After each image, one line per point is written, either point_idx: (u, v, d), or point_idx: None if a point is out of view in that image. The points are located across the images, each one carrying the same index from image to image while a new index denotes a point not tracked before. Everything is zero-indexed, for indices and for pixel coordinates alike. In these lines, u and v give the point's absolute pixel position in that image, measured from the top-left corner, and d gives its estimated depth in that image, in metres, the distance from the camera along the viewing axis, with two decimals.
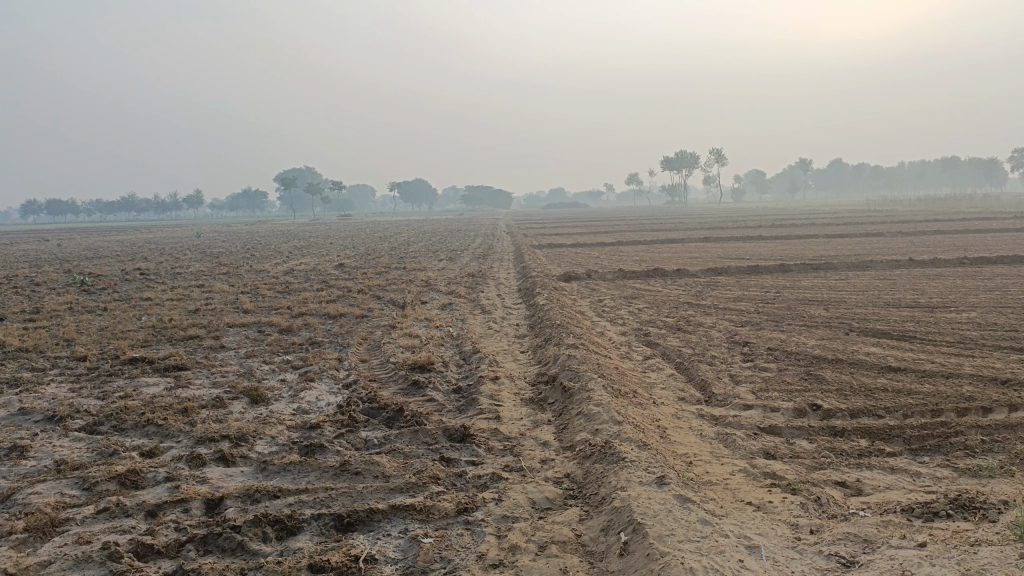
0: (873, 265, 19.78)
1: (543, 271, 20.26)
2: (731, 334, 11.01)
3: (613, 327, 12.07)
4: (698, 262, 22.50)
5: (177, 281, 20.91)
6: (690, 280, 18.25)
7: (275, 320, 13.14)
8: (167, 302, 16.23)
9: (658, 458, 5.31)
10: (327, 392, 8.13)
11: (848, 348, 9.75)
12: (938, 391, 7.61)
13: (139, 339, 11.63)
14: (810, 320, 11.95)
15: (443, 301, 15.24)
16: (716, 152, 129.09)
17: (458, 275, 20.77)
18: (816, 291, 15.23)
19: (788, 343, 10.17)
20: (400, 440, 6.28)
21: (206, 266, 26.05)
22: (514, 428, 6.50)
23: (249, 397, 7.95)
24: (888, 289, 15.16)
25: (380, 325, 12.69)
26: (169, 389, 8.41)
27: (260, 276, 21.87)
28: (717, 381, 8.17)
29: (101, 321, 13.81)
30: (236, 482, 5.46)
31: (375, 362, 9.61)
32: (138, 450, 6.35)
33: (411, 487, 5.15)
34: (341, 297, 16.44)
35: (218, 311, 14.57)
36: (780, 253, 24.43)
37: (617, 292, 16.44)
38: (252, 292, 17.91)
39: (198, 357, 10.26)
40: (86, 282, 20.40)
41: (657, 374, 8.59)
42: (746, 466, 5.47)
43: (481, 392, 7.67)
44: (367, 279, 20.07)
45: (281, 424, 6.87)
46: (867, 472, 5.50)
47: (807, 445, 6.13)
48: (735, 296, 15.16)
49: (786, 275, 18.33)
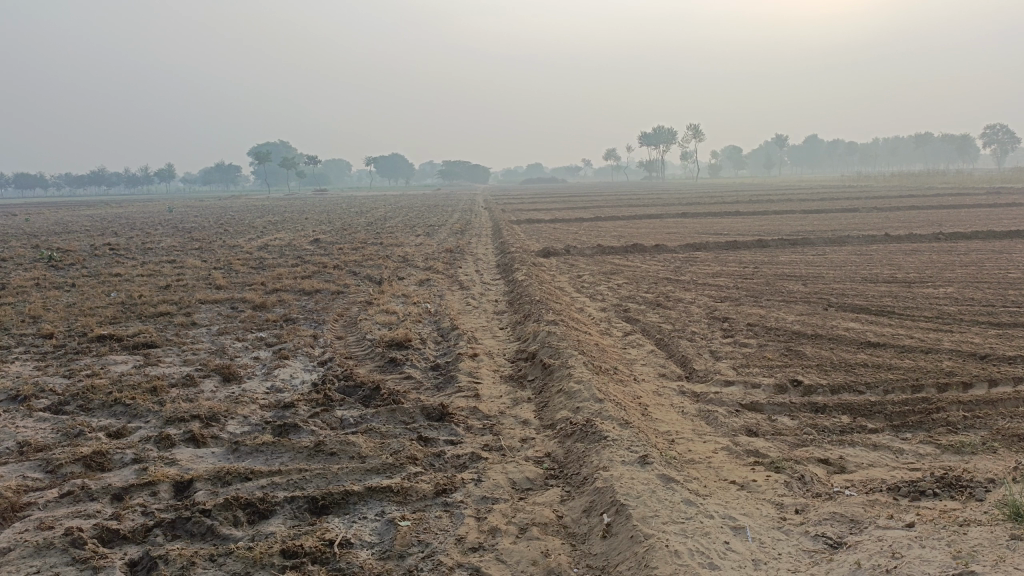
0: (850, 241, 19.83)
1: (522, 247, 20.10)
2: (711, 310, 10.95)
3: (592, 302, 11.97)
4: (676, 238, 22.44)
5: (148, 257, 20.49)
6: (669, 255, 18.18)
7: (248, 297, 12.88)
8: (137, 278, 15.88)
9: (640, 436, 5.21)
10: (302, 370, 7.95)
11: (828, 324, 9.72)
12: (918, 366, 7.60)
13: (107, 316, 11.33)
14: (790, 295, 11.92)
15: (421, 277, 15.04)
16: (694, 129, 129.32)
17: (436, 251, 20.54)
18: (795, 266, 15.23)
19: (768, 319, 10.13)
20: (376, 419, 6.12)
21: (178, 241, 25.57)
22: (493, 406, 6.37)
23: (221, 375, 7.74)
24: (865, 264, 15.20)
25: (356, 301, 12.49)
26: (137, 367, 8.17)
27: (233, 251, 21.48)
28: (698, 357, 8.10)
29: (69, 297, 13.45)
30: (207, 464, 5.28)
31: (351, 340, 9.42)
32: (104, 431, 6.14)
33: (388, 468, 5.00)
34: (317, 273, 16.18)
35: (190, 287, 14.26)
36: (758, 228, 24.44)
37: (596, 267, 16.33)
38: (226, 267, 17.57)
39: (168, 334, 10.01)
40: (53, 257, 19.88)
41: (637, 351, 8.50)
42: (729, 444, 5.40)
43: (460, 369, 7.52)
44: (344, 254, 19.80)
45: (254, 403, 6.68)
46: (850, 449, 5.45)
47: (789, 422, 6.07)
48: (715, 271, 15.12)
49: (764, 250, 18.32)
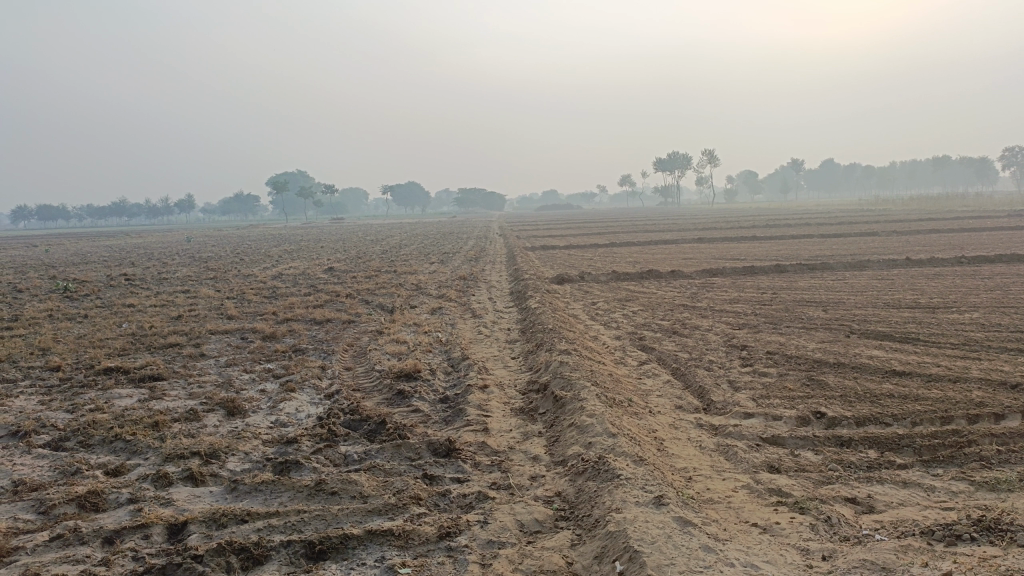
0: (870, 265, 19.48)
1: (536, 274, 19.92)
2: (729, 338, 10.67)
3: (607, 331, 11.72)
4: (692, 263, 22.20)
5: (163, 287, 20.48)
6: (685, 282, 17.92)
7: (258, 327, 12.75)
8: (149, 309, 15.83)
9: (655, 474, 4.96)
10: (307, 403, 7.75)
11: (850, 352, 9.42)
12: (947, 397, 7.28)
13: (116, 348, 11.23)
14: (809, 322, 11.62)
15: (433, 306, 14.88)
16: (710, 153, 129.22)
17: (449, 279, 20.41)
18: (814, 292, 14.91)
19: (787, 347, 9.83)
20: (381, 455, 5.90)
21: (193, 271, 25.65)
22: (502, 441, 6.14)
23: (225, 409, 7.56)
24: (887, 289, 14.86)
25: (367, 330, 12.32)
26: (141, 401, 8.01)
27: (247, 281, 21.46)
28: (716, 387, 7.82)
29: (80, 329, 13.40)
30: (204, 505, 5.08)
31: (360, 371, 9.23)
32: (102, 469, 5.96)
33: (390, 509, 4.78)
34: (329, 302, 16.07)
35: (201, 318, 14.18)
36: (775, 253, 24.11)
37: (611, 295, 16.09)
38: (238, 297, 17.50)
39: (176, 366, 9.88)
40: (69, 288, 19.93)
41: (653, 381, 8.24)
42: (749, 481, 5.13)
43: (469, 402, 7.30)
44: (357, 283, 19.70)
45: (256, 438, 6.49)
46: (879, 487, 5.16)
47: (813, 457, 5.78)
48: (732, 298, 14.84)
49: (782, 276, 18.01)
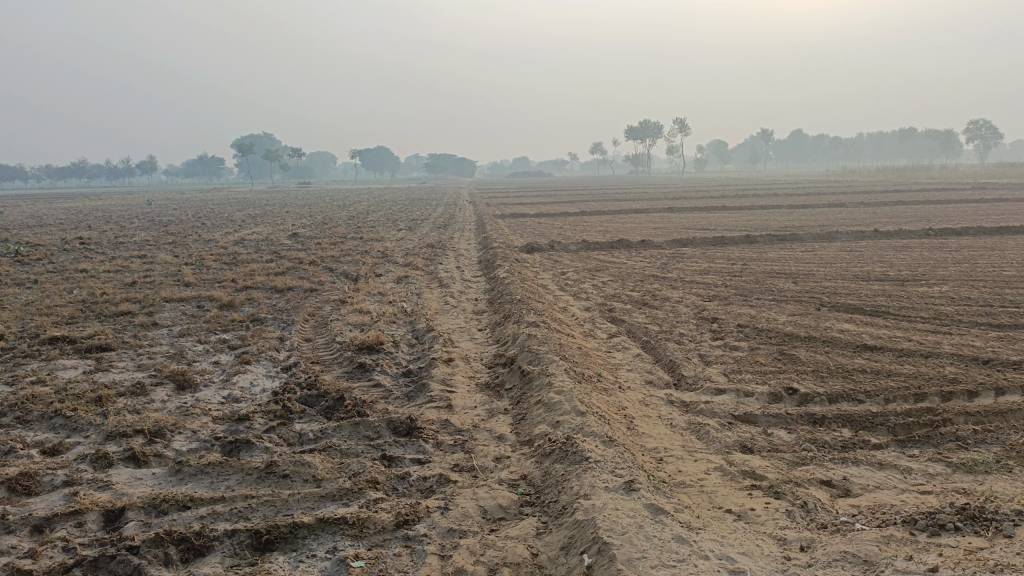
0: (840, 237, 19.44)
1: (505, 242, 19.56)
2: (700, 310, 10.48)
3: (576, 302, 11.46)
4: (663, 233, 22.01)
5: (119, 252, 19.76)
6: (655, 251, 17.74)
7: (216, 295, 12.26)
8: (102, 275, 15.21)
9: (625, 456, 4.72)
10: (263, 377, 7.40)
11: (821, 325, 9.28)
12: (920, 373, 7.16)
13: (64, 316, 10.70)
14: (780, 294, 11.48)
15: (399, 274, 14.49)
16: (680, 123, 129.06)
17: (417, 246, 19.98)
18: (785, 263, 14.80)
19: (759, 320, 9.67)
20: (338, 434, 5.60)
21: (152, 235, 24.87)
22: (466, 419, 5.87)
23: (174, 383, 7.17)
24: (856, 262, 14.80)
25: (329, 299, 11.93)
26: (86, 373, 7.59)
27: (208, 246, 20.78)
28: (687, 362, 7.62)
29: (28, 295, 12.79)
30: (145, 490, 4.74)
31: (320, 343, 8.86)
32: (38, 448, 5.57)
33: (345, 494, 4.49)
34: (292, 269, 15.58)
35: (157, 284, 13.63)
36: (745, 224, 24.00)
37: (581, 264, 15.84)
38: (197, 263, 16.91)
39: (126, 335, 9.41)
40: (19, 252, 19.11)
41: (623, 355, 8.01)
42: (723, 463, 4.92)
43: (433, 377, 7.01)
44: (321, 250, 19.14)
45: (205, 416, 6.13)
46: (854, 469, 5.00)
47: (786, 436, 5.60)
48: (702, 268, 14.67)
49: (752, 247, 17.90)
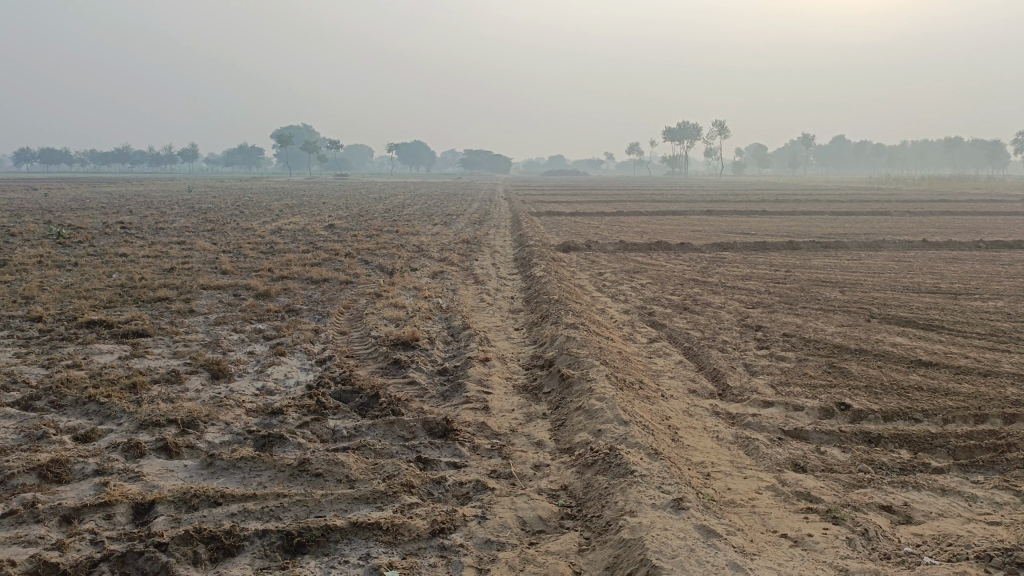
0: (886, 246, 18.90)
1: (541, 240, 19.35)
2: (743, 317, 10.17)
3: (615, 304, 11.21)
4: (702, 236, 21.62)
5: (158, 237, 19.93)
6: (694, 255, 17.40)
7: (252, 284, 12.23)
8: (142, 260, 15.31)
9: (673, 471, 4.49)
10: (298, 369, 7.29)
11: (871, 338, 8.93)
12: (979, 393, 6.81)
13: (103, 300, 10.73)
14: (827, 303, 11.12)
15: (434, 269, 14.38)
16: (719, 124, 127.56)
17: (452, 241, 19.88)
18: (830, 271, 14.39)
19: (805, 330, 9.34)
20: (372, 433, 5.45)
21: (191, 221, 25.10)
22: (503, 423, 5.68)
23: (208, 373, 7.09)
24: (905, 272, 14.33)
25: (365, 292, 11.83)
26: (122, 359, 7.55)
27: (245, 235, 20.88)
28: (732, 371, 7.35)
29: (68, 277, 12.90)
30: (175, 483, 4.63)
31: (355, 336, 8.74)
32: (71, 434, 5.51)
33: (380, 497, 4.33)
34: (327, 261, 15.54)
35: (194, 271, 13.67)
36: (786, 229, 23.51)
37: (619, 265, 15.57)
38: (234, 251, 16.97)
39: (162, 321, 9.39)
40: (62, 234, 19.36)
41: (664, 361, 7.76)
42: (774, 482, 4.67)
43: (469, 376, 6.83)
44: (357, 242, 19.10)
45: (238, 408, 6.02)
46: (914, 495, 4.72)
47: (840, 456, 5.32)
48: (744, 273, 14.31)
49: (795, 253, 17.46)
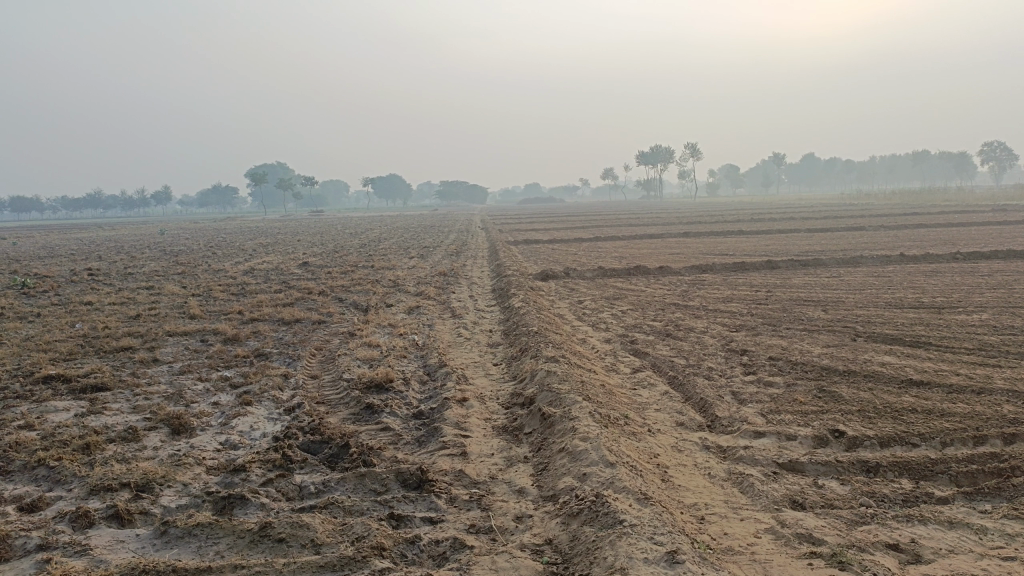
0: (864, 262, 18.83)
1: (519, 270, 19.10)
2: (727, 341, 9.93)
3: (596, 333, 10.93)
4: (681, 259, 21.52)
5: (126, 283, 19.44)
6: (674, 278, 17.23)
7: (221, 328, 11.81)
8: (107, 307, 14.83)
9: (665, 517, 4.17)
10: (264, 420, 6.90)
11: (860, 358, 8.70)
12: (975, 412, 6.57)
13: (63, 352, 10.26)
14: (811, 323, 10.92)
15: (410, 304, 14.03)
16: (692, 147, 129.06)
17: (429, 274, 19.57)
18: (811, 290, 14.24)
19: (791, 352, 9.10)
20: (341, 488, 5.08)
21: (161, 265, 24.61)
22: (482, 469, 5.33)
23: (169, 428, 6.68)
24: (886, 288, 14.21)
25: (338, 332, 11.46)
26: (77, 417, 7.12)
27: (216, 276, 20.41)
28: (720, 400, 7.06)
29: (29, 329, 12.40)
30: (124, 556, 4.22)
31: (327, 380, 8.36)
32: (14, 504, 5.08)
33: (348, 563, 3.96)
34: (300, 300, 15.15)
35: (162, 318, 13.22)
36: (764, 248, 23.47)
37: (598, 292, 15.34)
38: (204, 295, 16.52)
39: (124, 373, 8.96)
40: (26, 284, 18.80)
41: (649, 393, 7.47)
42: (773, 524, 4.36)
43: (446, 419, 6.49)
44: (331, 279, 18.75)
45: (199, 466, 5.63)
46: (921, 530, 4.42)
47: (839, 490, 5.03)
48: (725, 296, 14.12)
49: (774, 272, 17.35)
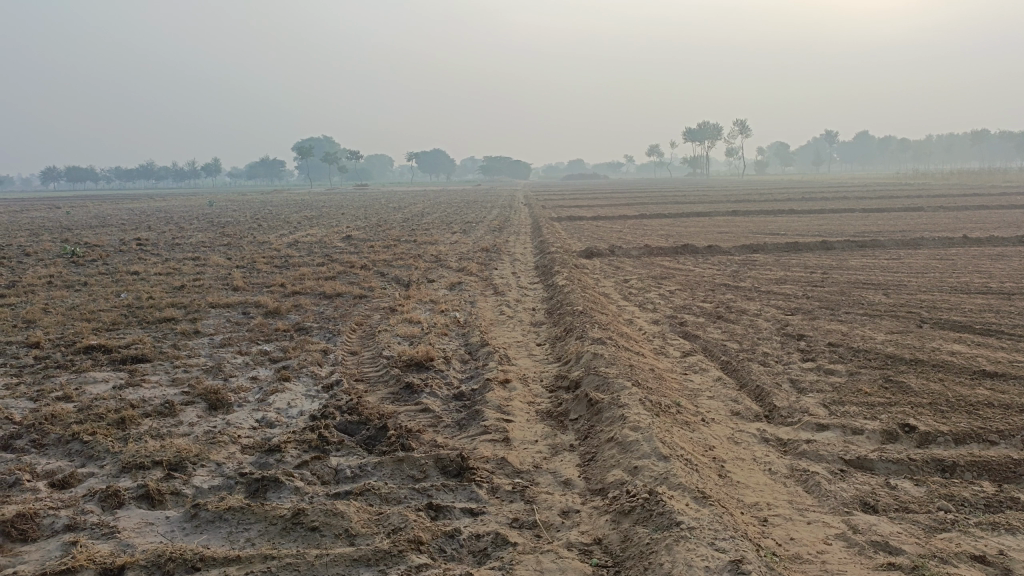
0: (925, 244, 17.99)
1: (562, 246, 18.72)
2: (782, 324, 9.46)
3: (643, 314, 10.54)
4: (730, 238, 20.89)
5: (173, 253, 19.59)
6: (723, 258, 16.67)
7: (262, 301, 11.72)
8: (152, 277, 14.90)
9: (726, 519, 3.83)
10: (302, 397, 6.71)
11: (926, 346, 8.17)
12: None
13: (106, 322, 10.25)
14: (871, 307, 10.36)
15: (452, 280, 13.78)
16: (740, 123, 125.81)
17: (471, 250, 19.32)
18: (869, 272, 13.60)
19: (852, 338, 8.61)
20: (378, 473, 4.85)
21: (207, 236, 24.82)
22: (526, 457, 5.05)
23: (205, 403, 6.54)
24: (950, 271, 13.49)
25: (379, 307, 11.28)
26: (116, 389, 7.04)
27: (261, 248, 20.45)
28: (778, 389, 6.66)
29: (75, 298, 12.50)
30: (152, 540, 4.05)
31: (366, 357, 8.15)
32: (47, 480, 4.97)
33: (383, 558, 3.72)
34: (342, 274, 15.03)
35: (205, 289, 13.20)
36: (818, 228, 22.67)
37: (644, 271, 14.91)
38: (248, 267, 16.55)
39: (165, 345, 8.88)
40: (76, 253, 19.06)
41: (701, 379, 7.10)
42: (844, 530, 3.99)
43: (488, 400, 6.23)
44: (373, 253, 18.61)
45: (233, 445, 5.45)
46: (1010, 540, 4.00)
47: (913, 492, 4.62)
48: (778, 277, 13.57)
49: (829, 253, 16.67)
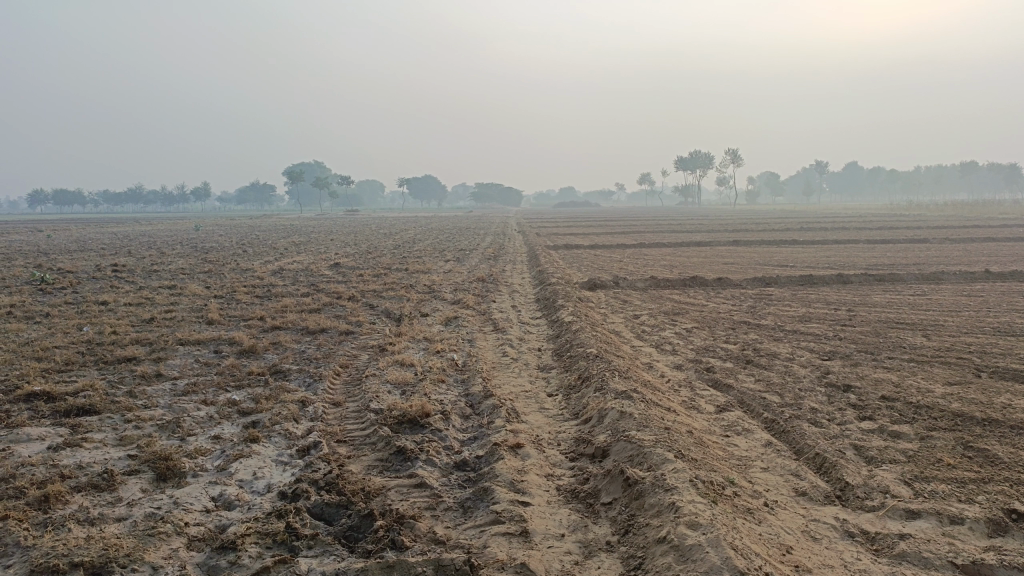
0: (946, 278, 17.07)
1: (563, 277, 17.66)
2: (823, 372, 8.38)
3: (662, 357, 9.46)
4: (738, 269, 19.94)
5: (149, 281, 18.40)
6: (735, 292, 15.63)
7: (237, 338, 10.53)
8: (121, 308, 13.70)
9: None
10: (272, 465, 5.55)
11: (997, 402, 7.09)
12: None
13: (57, 362, 9.02)
14: (916, 352, 9.29)
15: (447, 314, 12.65)
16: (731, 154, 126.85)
17: (466, 279, 18.25)
18: (901, 310, 12.58)
19: (906, 390, 7.54)
20: None
21: (189, 263, 23.62)
22: (554, 562, 3.92)
23: (153, 473, 5.37)
24: (986, 310, 12.50)
25: (367, 346, 10.14)
26: (49, 452, 5.84)
27: (243, 276, 19.27)
28: (843, 458, 5.57)
29: (32, 332, 11.28)
30: None
31: (351, 411, 7.00)
32: None
33: None
34: (328, 306, 13.90)
35: (177, 323, 12.02)
36: (828, 260, 21.77)
37: (655, 306, 13.87)
38: (226, 296, 15.38)
39: (120, 392, 7.67)
40: (44, 280, 17.78)
41: (749, 443, 5.99)
42: None
43: (499, 473, 5.09)
44: (362, 283, 17.50)
45: (179, 539, 4.30)
46: None
47: None
48: (801, 314, 12.53)
49: (848, 288, 15.68)
